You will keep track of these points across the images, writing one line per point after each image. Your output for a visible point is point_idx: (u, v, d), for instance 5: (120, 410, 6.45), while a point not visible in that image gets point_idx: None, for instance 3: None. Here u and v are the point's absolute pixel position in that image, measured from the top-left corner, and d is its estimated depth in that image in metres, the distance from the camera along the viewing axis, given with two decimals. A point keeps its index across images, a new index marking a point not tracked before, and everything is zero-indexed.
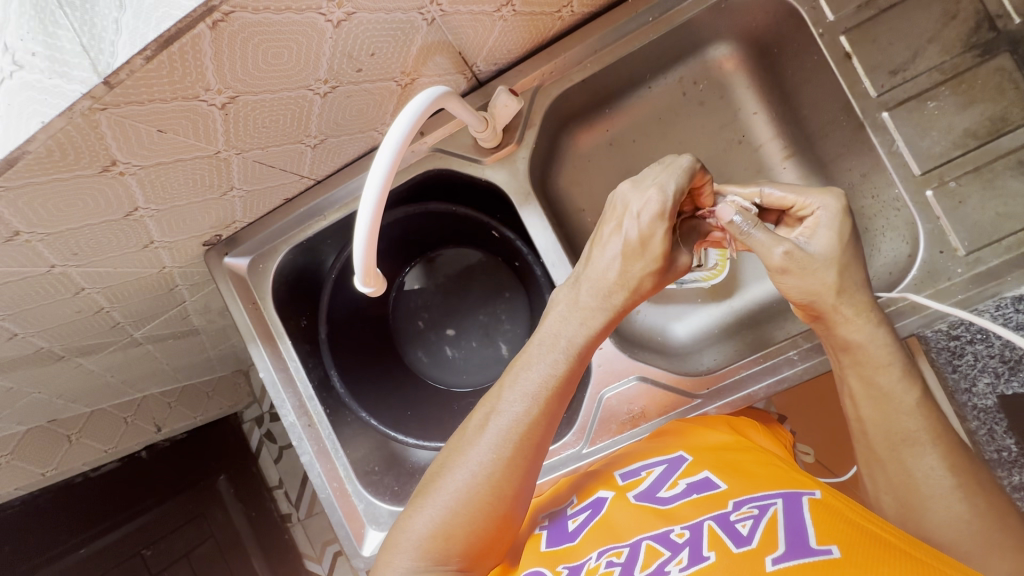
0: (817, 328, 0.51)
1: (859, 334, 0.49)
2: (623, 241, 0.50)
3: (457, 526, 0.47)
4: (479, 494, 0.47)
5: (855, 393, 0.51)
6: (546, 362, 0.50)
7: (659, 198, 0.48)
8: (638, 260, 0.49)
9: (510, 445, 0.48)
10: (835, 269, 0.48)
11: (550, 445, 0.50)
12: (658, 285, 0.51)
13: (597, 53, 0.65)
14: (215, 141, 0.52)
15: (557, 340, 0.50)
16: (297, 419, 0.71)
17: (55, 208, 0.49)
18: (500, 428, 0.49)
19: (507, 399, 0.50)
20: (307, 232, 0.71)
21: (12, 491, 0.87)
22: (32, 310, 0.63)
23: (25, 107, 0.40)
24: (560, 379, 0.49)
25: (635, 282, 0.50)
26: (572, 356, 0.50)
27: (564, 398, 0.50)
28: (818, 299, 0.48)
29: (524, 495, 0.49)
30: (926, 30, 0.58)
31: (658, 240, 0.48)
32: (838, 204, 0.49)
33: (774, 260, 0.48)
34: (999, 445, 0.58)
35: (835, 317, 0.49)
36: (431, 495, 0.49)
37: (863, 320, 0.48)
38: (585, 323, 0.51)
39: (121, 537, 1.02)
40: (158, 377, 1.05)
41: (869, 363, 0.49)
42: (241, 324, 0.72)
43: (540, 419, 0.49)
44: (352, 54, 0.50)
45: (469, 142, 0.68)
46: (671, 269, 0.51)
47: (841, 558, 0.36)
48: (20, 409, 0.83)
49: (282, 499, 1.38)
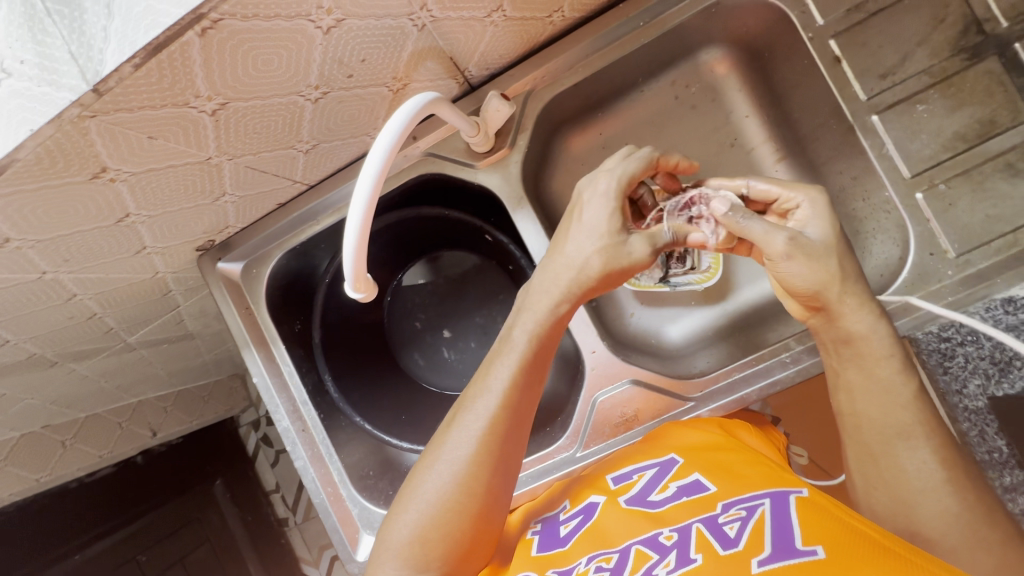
0: (818, 322, 0.51)
1: (862, 324, 0.49)
2: (580, 226, 0.51)
3: (433, 529, 0.47)
4: (451, 495, 0.48)
5: (852, 385, 0.51)
6: (507, 358, 0.50)
7: (608, 181, 0.50)
8: (589, 239, 0.49)
9: (474, 443, 0.48)
10: (828, 259, 0.48)
11: (519, 442, 0.50)
12: (614, 270, 0.49)
13: (589, 57, 0.65)
14: (207, 148, 0.52)
15: (511, 332, 0.51)
16: (291, 424, 0.71)
17: (46, 215, 0.49)
18: (466, 426, 0.49)
19: (472, 396, 0.50)
20: (300, 237, 0.71)
21: (5, 498, 0.87)
22: (25, 316, 0.63)
23: (14, 115, 0.40)
24: (518, 371, 0.50)
25: (584, 263, 0.49)
26: (528, 348, 0.50)
27: (526, 392, 0.50)
28: (823, 290, 0.48)
29: (499, 495, 0.49)
30: (915, 34, 0.58)
31: (604, 216, 0.50)
32: (822, 197, 0.50)
33: (777, 247, 0.47)
34: (990, 447, 0.57)
35: (837, 307, 0.49)
36: (408, 500, 0.49)
37: (864, 311, 0.49)
38: (536, 311, 0.51)
39: (117, 541, 1.02)
40: (152, 382, 1.05)
41: (869, 356, 0.49)
42: (235, 329, 0.71)
43: (502, 413, 0.49)
44: (343, 60, 0.50)
45: (461, 146, 0.68)
46: (625, 253, 0.49)
47: (826, 558, 0.36)
48: (13, 415, 0.83)
49: (278, 503, 1.37)
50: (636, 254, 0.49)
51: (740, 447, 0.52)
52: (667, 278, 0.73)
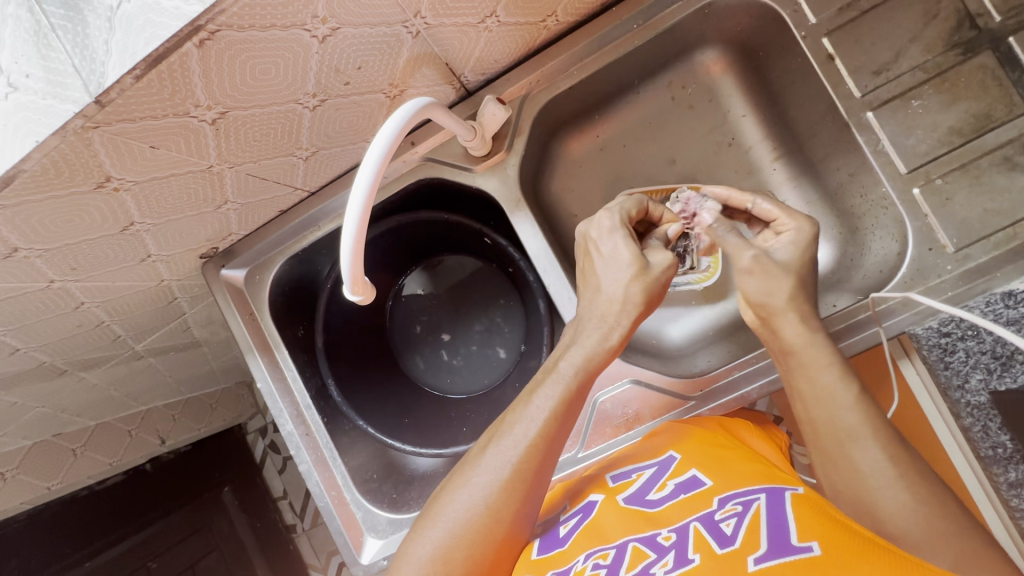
0: (765, 331, 0.54)
1: (800, 334, 0.51)
2: (601, 264, 0.54)
3: (456, 549, 0.48)
4: (479, 517, 0.49)
5: (804, 393, 0.52)
6: (552, 388, 0.51)
7: (610, 218, 0.55)
8: (619, 271, 0.52)
9: (509, 468, 0.50)
10: (779, 274, 0.52)
11: (550, 471, 0.51)
12: (649, 294, 0.52)
13: (583, 60, 0.66)
14: (208, 156, 0.53)
15: (559, 366, 0.52)
16: (295, 428, 0.72)
17: (52, 224, 0.51)
18: (501, 451, 0.51)
19: (511, 423, 0.52)
20: (302, 243, 0.72)
21: (18, 506, 0.88)
22: (33, 325, 0.64)
23: (19, 127, 0.42)
24: (560, 404, 0.51)
25: (623, 293, 0.52)
26: (573, 380, 0.51)
27: (567, 421, 0.52)
28: (769, 301, 0.52)
29: (523, 521, 0.50)
30: (908, 30, 0.58)
31: (622, 247, 0.53)
32: (810, 229, 0.54)
33: (742, 260, 0.53)
34: (994, 441, 0.61)
35: (778, 313, 0.52)
36: (433, 518, 0.50)
37: (805, 324, 0.51)
38: (584, 343, 0.52)
39: (120, 553, 1.02)
40: (162, 390, 1.06)
41: (811, 363, 0.51)
42: (238, 334, 0.72)
43: (541, 442, 0.50)
44: (339, 68, 0.51)
45: (459, 151, 0.68)
46: (654, 272, 0.52)
47: (822, 555, 0.36)
48: (24, 424, 0.84)
49: (287, 510, 1.40)
50: (659, 264, 0.53)
51: (739, 445, 0.53)
52: None
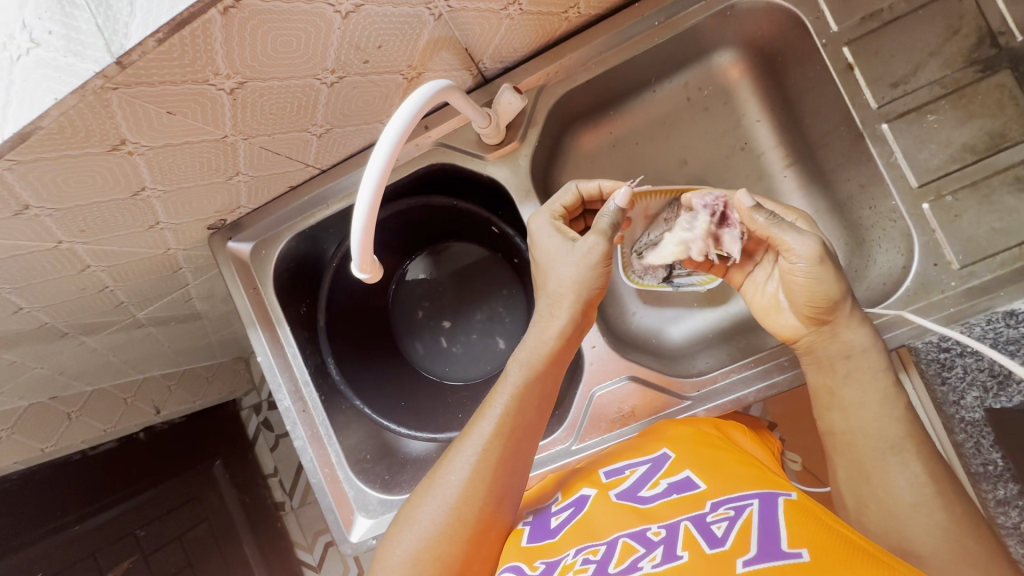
0: (817, 335, 0.52)
1: (861, 337, 0.51)
2: (545, 259, 0.57)
3: (425, 550, 0.49)
4: (443, 519, 0.50)
5: (847, 403, 0.52)
6: (503, 391, 0.55)
7: (540, 218, 0.59)
8: (555, 266, 0.55)
9: (469, 469, 0.52)
10: (842, 273, 0.50)
11: (513, 470, 0.53)
12: (585, 282, 0.53)
13: (602, 54, 0.66)
14: (223, 126, 0.53)
15: (508, 372, 0.56)
16: (292, 404, 0.72)
17: (65, 184, 0.51)
18: (462, 454, 0.53)
19: (470, 428, 0.55)
20: (310, 220, 0.72)
21: (12, 465, 0.89)
22: (38, 285, 0.64)
23: (39, 83, 0.42)
24: (512, 404, 0.54)
25: (558, 282, 0.54)
26: (522, 379, 0.54)
27: (522, 420, 0.54)
28: (837, 303, 0.50)
29: (491, 522, 0.51)
30: (929, 44, 0.58)
31: (556, 242, 0.56)
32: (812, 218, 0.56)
33: (808, 249, 0.49)
34: (985, 459, 0.60)
35: (840, 316, 0.51)
36: (405, 523, 0.52)
37: (861, 326, 0.51)
38: (532, 347, 0.55)
39: (114, 517, 1.03)
40: (159, 360, 1.06)
41: (867, 370, 0.51)
42: (241, 307, 0.73)
43: (495, 441, 0.53)
44: (360, 46, 0.51)
45: (472, 138, 0.68)
46: (594, 254, 0.53)
47: (810, 561, 0.36)
48: (23, 384, 0.84)
49: (276, 488, 1.40)
50: (593, 248, 0.53)
51: (726, 445, 0.54)
52: (670, 278, 0.71)
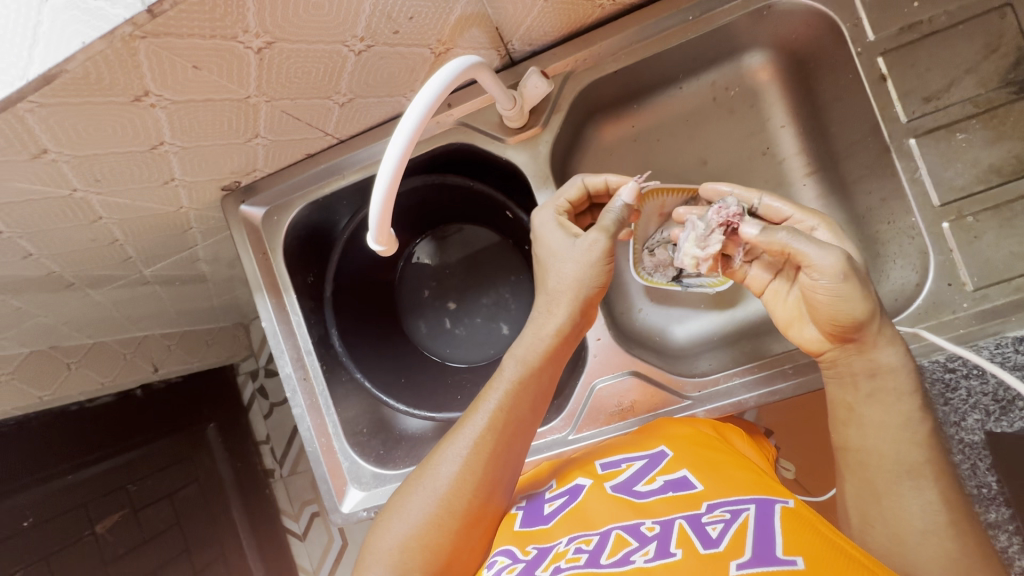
0: (842, 352, 0.50)
1: (893, 357, 0.48)
2: (547, 252, 0.57)
3: (413, 538, 0.50)
4: (433, 509, 0.51)
5: (866, 420, 0.50)
6: (497, 385, 0.55)
7: (547, 210, 0.59)
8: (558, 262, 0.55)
9: (460, 462, 0.52)
10: (872, 292, 0.47)
11: (504, 465, 0.53)
12: (586, 279, 0.54)
13: (632, 45, 0.65)
14: (247, 86, 0.53)
15: (504, 367, 0.56)
16: (293, 372, 0.72)
17: (85, 131, 0.50)
18: (454, 447, 0.54)
19: (464, 421, 0.55)
20: (327, 189, 0.72)
21: (10, 410, 0.89)
22: (49, 232, 0.64)
23: (67, 26, 0.41)
24: (506, 399, 0.54)
25: (560, 278, 0.54)
26: (518, 375, 0.55)
27: (516, 415, 0.54)
28: (864, 324, 0.48)
29: (480, 515, 0.52)
30: (966, 60, 0.57)
31: (559, 236, 0.56)
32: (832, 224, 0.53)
33: (830, 266, 0.46)
34: (980, 481, 0.59)
35: (868, 335, 0.48)
36: (395, 511, 0.53)
37: (893, 346, 0.49)
38: (531, 345, 0.55)
39: (108, 468, 1.04)
40: (161, 318, 1.07)
41: (898, 390, 0.48)
42: (250, 271, 0.73)
43: (487, 435, 0.53)
44: (391, 15, 0.51)
45: (494, 119, 0.68)
46: (598, 251, 0.53)
47: (804, 569, 0.36)
48: (26, 330, 0.84)
49: (267, 455, 1.39)
50: (596, 245, 0.53)
51: (724, 447, 0.54)
52: (680, 277, 0.70)
